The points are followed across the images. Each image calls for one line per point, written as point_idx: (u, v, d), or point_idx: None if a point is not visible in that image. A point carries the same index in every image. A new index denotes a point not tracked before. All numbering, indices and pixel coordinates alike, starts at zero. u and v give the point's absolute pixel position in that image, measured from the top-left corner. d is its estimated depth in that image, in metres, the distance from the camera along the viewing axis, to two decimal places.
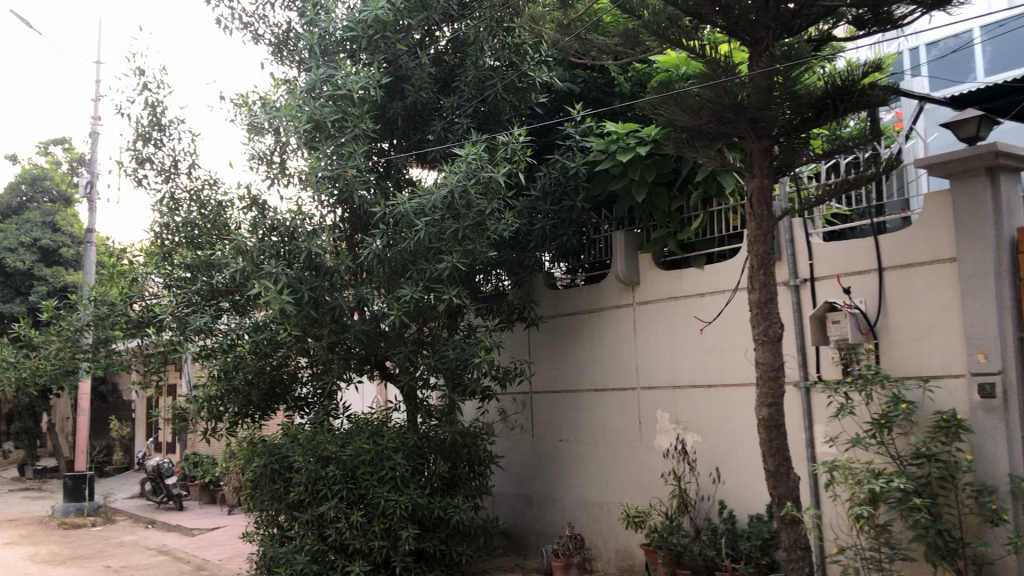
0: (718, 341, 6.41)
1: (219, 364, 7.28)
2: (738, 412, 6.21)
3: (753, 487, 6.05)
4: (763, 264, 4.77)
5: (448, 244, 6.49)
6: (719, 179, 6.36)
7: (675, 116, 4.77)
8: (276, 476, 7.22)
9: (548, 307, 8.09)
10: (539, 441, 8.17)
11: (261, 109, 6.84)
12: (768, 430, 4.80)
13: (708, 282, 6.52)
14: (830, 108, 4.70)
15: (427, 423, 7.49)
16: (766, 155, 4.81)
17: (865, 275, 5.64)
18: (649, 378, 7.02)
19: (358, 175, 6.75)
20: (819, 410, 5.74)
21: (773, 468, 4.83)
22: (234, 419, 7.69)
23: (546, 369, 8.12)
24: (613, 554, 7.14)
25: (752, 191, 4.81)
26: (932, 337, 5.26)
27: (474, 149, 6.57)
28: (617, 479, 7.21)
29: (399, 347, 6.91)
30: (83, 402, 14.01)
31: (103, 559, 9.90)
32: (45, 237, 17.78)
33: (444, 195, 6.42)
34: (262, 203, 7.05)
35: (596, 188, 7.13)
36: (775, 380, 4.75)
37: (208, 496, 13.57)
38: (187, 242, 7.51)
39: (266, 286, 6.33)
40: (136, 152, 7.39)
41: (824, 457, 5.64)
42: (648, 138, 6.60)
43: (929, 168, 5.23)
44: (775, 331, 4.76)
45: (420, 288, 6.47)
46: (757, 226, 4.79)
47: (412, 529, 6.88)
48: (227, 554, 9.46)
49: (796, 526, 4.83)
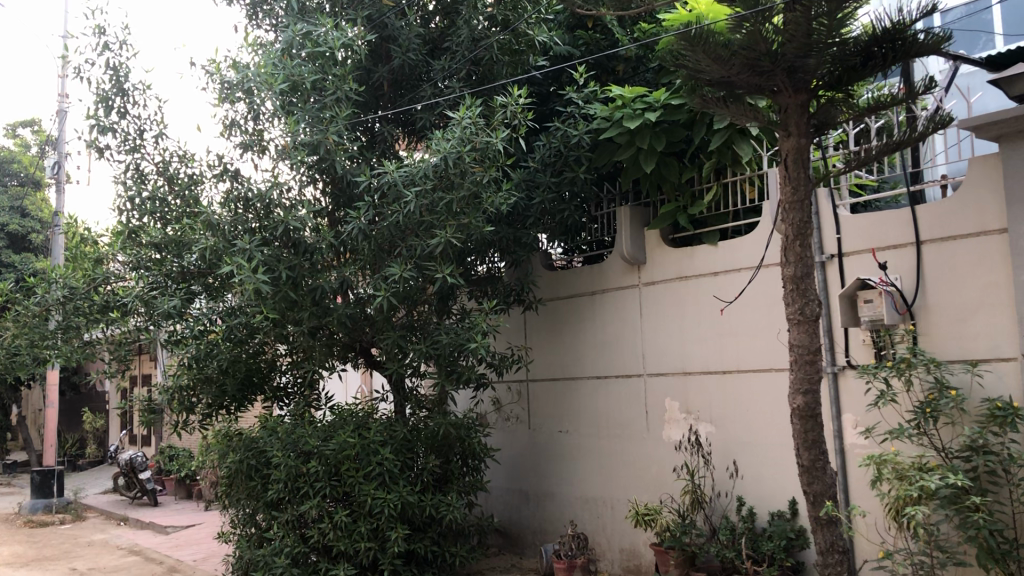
0: (735, 324, 5.87)
1: (191, 351, 6.78)
2: (760, 402, 5.67)
3: (776, 481, 5.55)
4: (799, 235, 4.24)
5: (442, 217, 5.93)
6: (734, 146, 5.88)
7: (701, 64, 4.28)
8: (253, 473, 6.67)
9: (547, 290, 7.54)
10: (536, 432, 7.64)
11: (233, 71, 6.24)
12: (804, 421, 4.27)
13: (726, 259, 5.97)
14: (878, 57, 4.22)
15: (417, 415, 6.87)
16: (803, 111, 4.25)
17: (903, 249, 5.12)
18: (658, 364, 6.49)
19: (340, 143, 6.18)
20: (850, 398, 5.23)
21: (808, 463, 4.31)
22: (207, 410, 7.13)
23: (544, 355, 7.58)
24: (618, 554, 6.64)
25: (788, 151, 4.25)
26: (979, 317, 4.74)
27: (469, 114, 5.99)
28: (623, 474, 6.69)
29: (386, 333, 6.33)
30: (52, 393, 13.33)
31: (70, 560, 9.30)
32: (12, 222, 17.01)
33: (436, 163, 5.86)
34: (233, 173, 6.43)
35: (599, 160, 6.58)
36: (811, 364, 4.23)
37: (184, 492, 12.98)
38: (155, 218, 6.89)
39: (241, 264, 5.76)
40: (99, 121, 6.77)
41: (857, 449, 5.13)
42: (658, 103, 6.07)
43: (975, 128, 4.70)
44: (812, 310, 4.23)
45: (410, 267, 5.91)
46: (793, 191, 4.24)
47: (402, 530, 6.33)
48: (202, 554, 8.87)
49: (833, 528, 4.32)
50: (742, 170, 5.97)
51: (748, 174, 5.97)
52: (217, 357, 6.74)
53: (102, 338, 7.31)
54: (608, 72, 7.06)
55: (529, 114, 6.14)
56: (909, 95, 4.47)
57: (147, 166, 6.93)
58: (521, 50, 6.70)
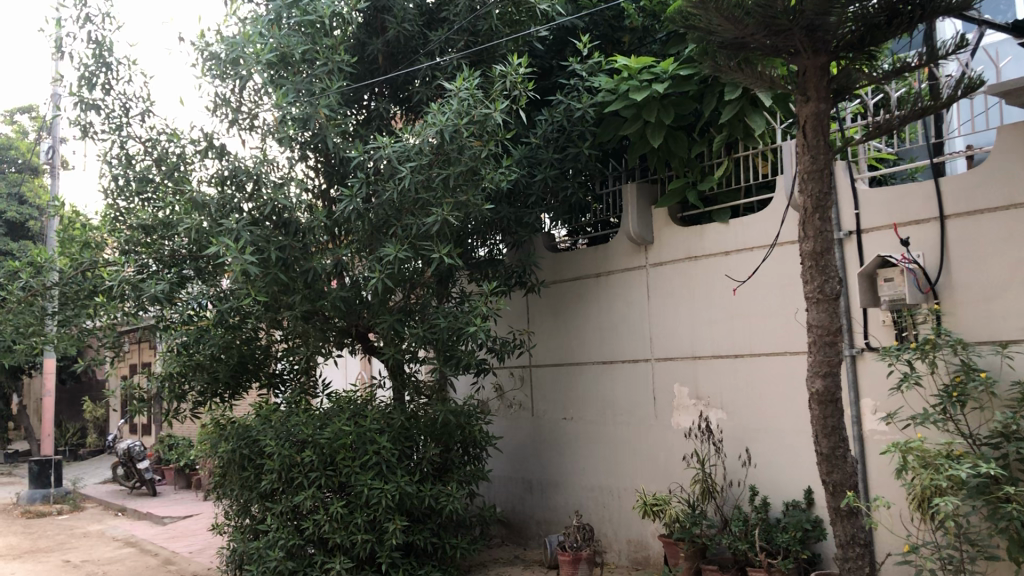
0: (747, 305, 5.60)
1: (181, 337, 6.49)
2: (775, 386, 5.39)
3: (792, 470, 5.28)
4: (818, 207, 3.98)
5: (438, 194, 5.67)
6: (746, 119, 5.63)
7: (714, 24, 3.96)
8: (246, 462, 6.45)
9: (550, 272, 7.27)
10: (539, 420, 7.39)
11: (219, 42, 5.96)
12: (823, 406, 4.00)
13: (739, 238, 5.69)
14: (905, 16, 3.90)
15: (416, 402, 6.61)
16: (822, 74, 3.98)
17: (926, 224, 4.83)
18: (667, 348, 6.21)
19: (333, 118, 5.90)
20: (870, 382, 4.96)
21: (828, 451, 4.04)
22: (199, 399, 6.89)
23: (547, 340, 7.32)
24: (626, 545, 6.40)
25: (806, 117, 3.98)
26: (1008, 294, 4.46)
27: (467, 84, 5.71)
28: (630, 463, 6.42)
29: (383, 317, 6.06)
30: (49, 381, 13.11)
31: (63, 551, 9.08)
32: (10, 209, 16.74)
33: (433, 137, 5.57)
34: (220, 149, 6.16)
35: (604, 135, 6.33)
36: (832, 345, 3.96)
37: (183, 481, 12.79)
38: (143, 200, 6.66)
39: (228, 244, 5.50)
40: (80, 98, 6.51)
41: (877, 436, 4.86)
42: (666, 74, 5.79)
43: (1005, 94, 4.40)
44: (832, 288, 3.96)
45: (405, 247, 5.64)
46: (811, 159, 3.98)
47: (400, 521, 6.08)
48: (198, 546, 8.65)
49: (854, 520, 4.05)
50: (755, 143, 5.71)
51: (761, 148, 5.70)
52: (210, 342, 6.48)
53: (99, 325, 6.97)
54: (613, 42, 6.81)
55: (529, 84, 5.85)
56: (934, 59, 4.11)
57: (133, 145, 6.66)
58: (522, 20, 6.45)
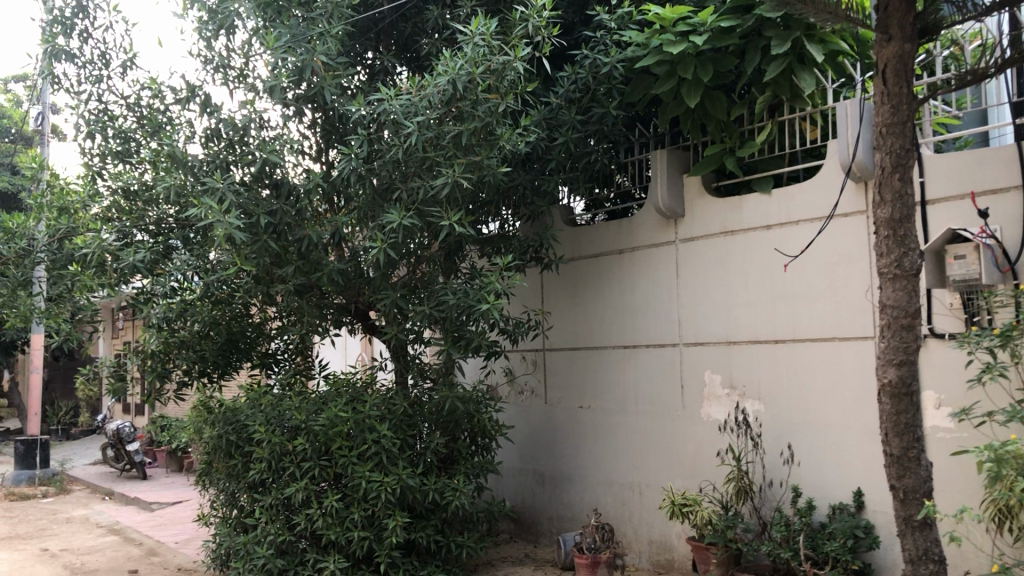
0: (793, 286, 5.01)
1: (160, 312, 5.83)
2: (826, 376, 4.80)
3: (841, 471, 4.71)
4: (899, 165, 3.40)
5: (448, 154, 5.10)
6: (794, 77, 5.05)
7: None
8: (232, 450, 5.89)
9: (568, 248, 6.68)
10: (553, 407, 6.82)
11: None
12: (895, 400, 3.42)
13: (785, 210, 5.09)
14: None
15: (420, 387, 5.96)
16: (908, 9, 3.40)
17: (1007, 193, 4.22)
18: (697, 332, 5.63)
19: (332, 68, 5.34)
20: (939, 373, 4.35)
21: (899, 452, 3.45)
22: (183, 381, 6.26)
23: (564, 321, 6.74)
24: (647, 546, 5.86)
25: (887, 60, 3.43)
26: None
27: (483, 28, 5.12)
28: (655, 458, 5.85)
29: (384, 293, 5.46)
30: (37, 357, 12.53)
31: (42, 538, 8.51)
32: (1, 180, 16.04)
33: (444, 87, 5.02)
34: (206, 100, 5.59)
35: (635, 92, 5.71)
36: (909, 330, 3.38)
37: (175, 465, 12.29)
38: (127, 162, 6.04)
39: (211, 206, 4.93)
40: (54, 46, 5.89)
41: (944, 434, 4.29)
42: (704, 25, 5.16)
43: None
44: (912, 261, 3.38)
45: (411, 213, 5.05)
46: (892, 111, 3.41)
47: (400, 517, 5.51)
48: (184, 536, 8.09)
49: (928, 532, 3.47)
50: (803, 105, 5.12)
51: (809, 111, 5.13)
52: (196, 317, 5.86)
53: (89, 299, 6.11)
54: None
55: (553, 31, 5.27)
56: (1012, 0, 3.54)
57: (113, 101, 6.07)
58: None
